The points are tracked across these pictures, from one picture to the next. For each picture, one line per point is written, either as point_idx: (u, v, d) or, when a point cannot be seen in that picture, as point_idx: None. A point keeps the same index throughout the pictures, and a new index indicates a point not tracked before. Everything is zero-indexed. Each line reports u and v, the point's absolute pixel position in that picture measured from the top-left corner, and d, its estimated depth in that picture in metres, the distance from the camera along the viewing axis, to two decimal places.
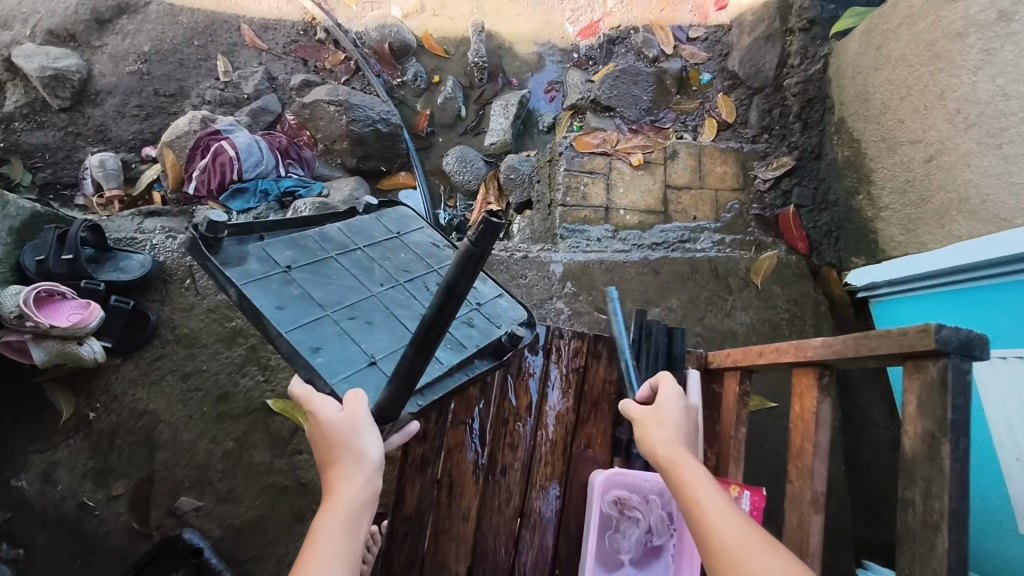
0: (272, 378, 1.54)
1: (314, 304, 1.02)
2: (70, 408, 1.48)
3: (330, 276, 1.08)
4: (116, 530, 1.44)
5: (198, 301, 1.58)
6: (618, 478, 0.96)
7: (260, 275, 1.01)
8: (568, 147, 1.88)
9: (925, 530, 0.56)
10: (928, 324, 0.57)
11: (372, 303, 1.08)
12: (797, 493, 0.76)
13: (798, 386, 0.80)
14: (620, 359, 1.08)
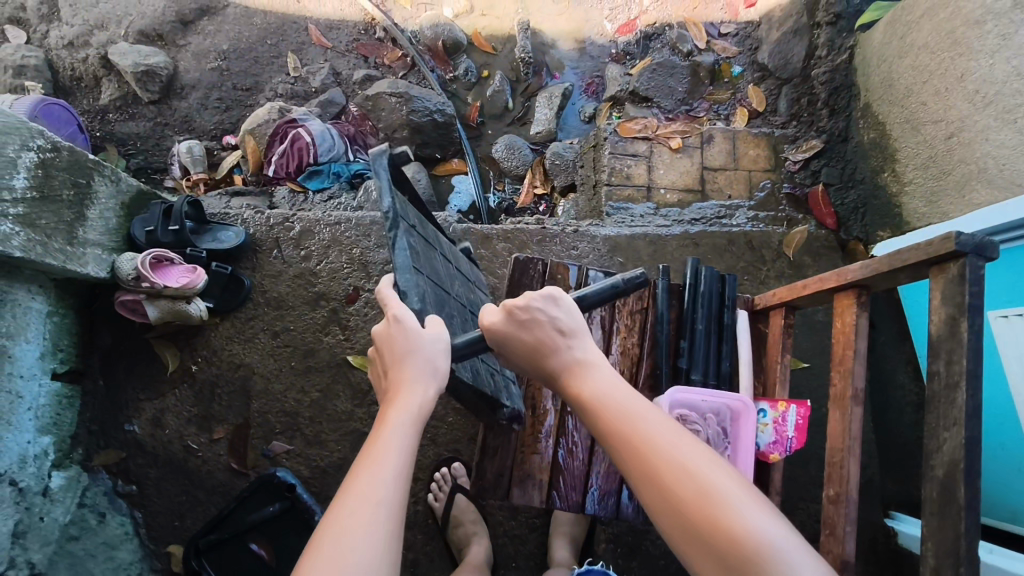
0: (352, 337, 1.71)
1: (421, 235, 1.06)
2: (175, 361, 1.67)
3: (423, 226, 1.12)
4: (218, 468, 1.63)
5: (285, 268, 1.75)
6: (681, 395, 1.11)
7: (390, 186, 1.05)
8: (613, 133, 2.04)
9: (950, 392, 0.72)
10: (950, 233, 0.72)
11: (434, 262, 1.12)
12: (841, 393, 0.92)
13: (839, 306, 0.95)
14: (680, 301, 1.24)
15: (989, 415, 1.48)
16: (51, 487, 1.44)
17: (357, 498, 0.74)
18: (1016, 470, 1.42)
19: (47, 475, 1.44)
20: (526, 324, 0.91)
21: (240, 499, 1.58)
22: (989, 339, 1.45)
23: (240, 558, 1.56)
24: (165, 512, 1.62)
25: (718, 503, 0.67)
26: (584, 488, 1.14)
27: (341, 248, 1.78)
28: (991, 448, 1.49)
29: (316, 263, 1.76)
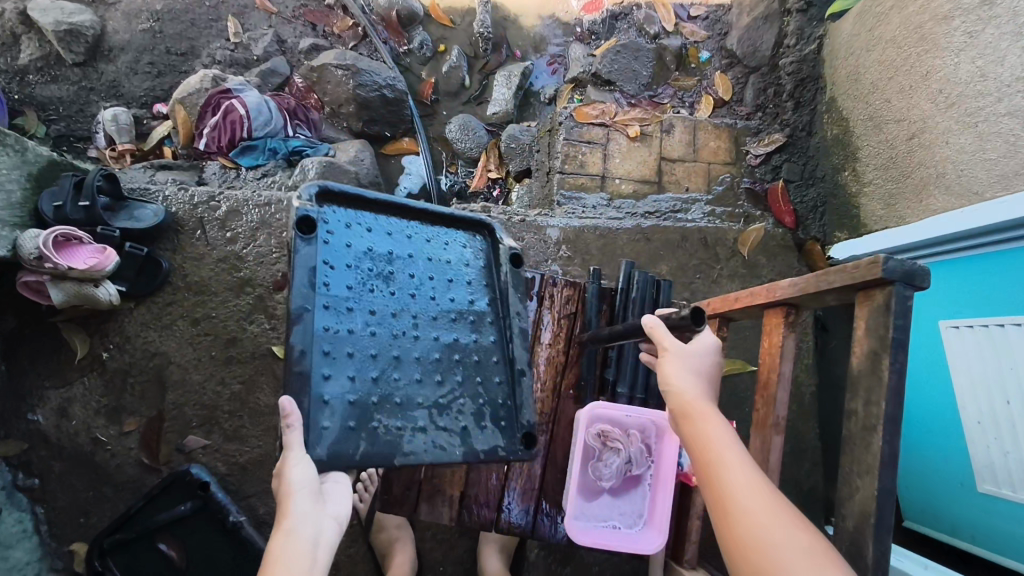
0: (278, 326, 1.62)
1: (467, 325, 1.05)
2: (85, 348, 1.56)
3: (367, 230, 1.01)
4: (128, 463, 1.54)
5: (208, 251, 1.64)
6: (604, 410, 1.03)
7: (488, 259, 1.12)
8: (569, 117, 1.93)
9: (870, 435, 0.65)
10: (877, 257, 0.64)
11: (327, 300, 0.93)
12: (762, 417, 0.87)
13: (769, 322, 0.87)
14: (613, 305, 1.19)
15: (933, 426, 1.44)
16: None
17: None
18: (956, 482, 1.38)
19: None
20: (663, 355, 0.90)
21: (150, 498, 1.49)
22: (938, 349, 1.41)
23: (145, 560, 1.48)
24: (70, 508, 1.53)
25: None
26: (497, 504, 1.07)
27: (270, 231, 1.67)
28: (932, 458, 1.44)
29: (242, 246, 1.65)
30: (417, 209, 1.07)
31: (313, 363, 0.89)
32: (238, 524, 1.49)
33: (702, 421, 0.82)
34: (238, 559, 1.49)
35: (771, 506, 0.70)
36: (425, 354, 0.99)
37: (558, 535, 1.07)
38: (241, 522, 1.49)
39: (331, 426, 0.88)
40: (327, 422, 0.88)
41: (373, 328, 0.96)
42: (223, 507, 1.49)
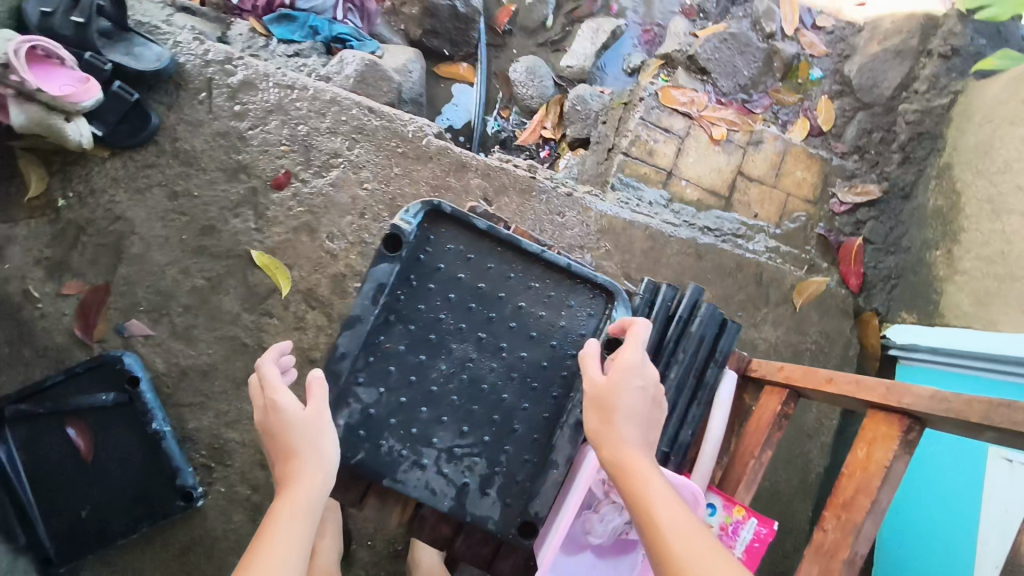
0: (264, 230, 1.40)
1: (523, 388, 0.85)
2: (40, 187, 1.35)
3: (468, 257, 0.87)
4: (57, 330, 1.35)
5: (209, 119, 1.40)
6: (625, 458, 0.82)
7: (593, 325, 0.87)
8: (652, 96, 1.66)
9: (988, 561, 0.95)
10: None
11: (393, 311, 0.85)
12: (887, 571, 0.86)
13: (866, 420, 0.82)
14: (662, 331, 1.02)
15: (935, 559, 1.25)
16: None
17: (267, 552, 0.66)
18: None
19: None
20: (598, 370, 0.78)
21: (69, 377, 1.31)
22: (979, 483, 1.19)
23: (45, 441, 1.31)
24: None
25: None
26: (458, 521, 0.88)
27: (284, 119, 1.42)
28: None
29: (248, 126, 1.41)
30: (525, 248, 0.87)
31: (351, 366, 0.83)
32: (159, 434, 1.31)
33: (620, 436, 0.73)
34: (148, 471, 1.31)
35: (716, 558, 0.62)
36: (462, 405, 0.84)
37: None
38: (163, 432, 1.31)
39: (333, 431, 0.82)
40: (339, 420, 0.82)
41: (421, 360, 0.85)
42: (146, 411, 1.31)
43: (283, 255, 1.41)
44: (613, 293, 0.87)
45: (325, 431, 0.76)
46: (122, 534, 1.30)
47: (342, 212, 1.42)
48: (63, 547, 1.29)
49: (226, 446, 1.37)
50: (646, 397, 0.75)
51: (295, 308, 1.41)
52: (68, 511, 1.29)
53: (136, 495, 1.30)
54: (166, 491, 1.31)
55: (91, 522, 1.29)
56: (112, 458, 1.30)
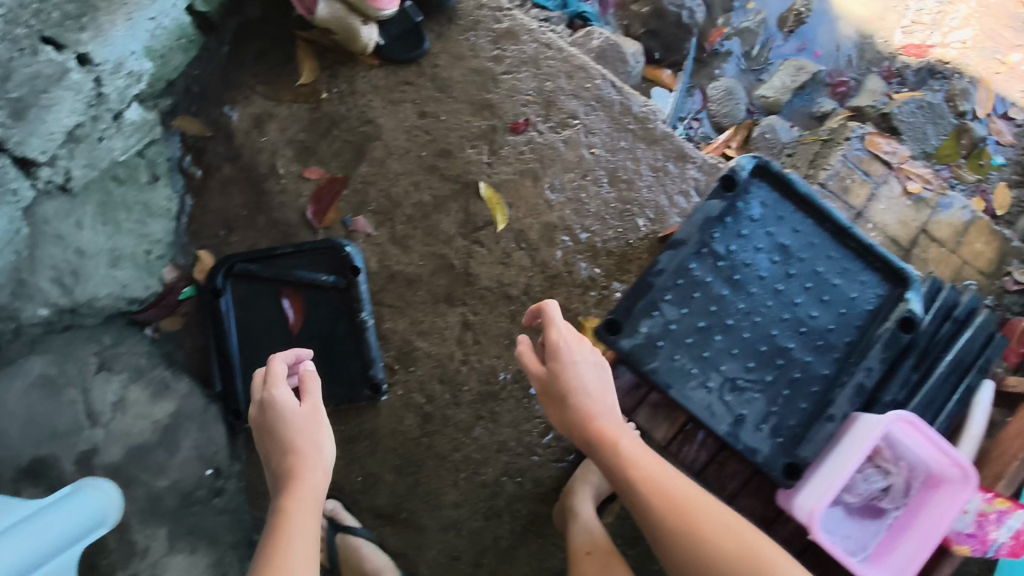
0: (495, 166, 1.49)
1: (805, 339, 1.05)
2: (310, 78, 1.47)
3: (778, 217, 1.07)
4: (290, 207, 1.45)
5: (470, 55, 1.51)
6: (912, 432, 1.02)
7: (877, 304, 1.05)
8: (857, 138, 1.76)
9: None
10: None
11: (714, 248, 1.06)
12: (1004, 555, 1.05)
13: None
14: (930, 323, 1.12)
15: None
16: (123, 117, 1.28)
17: (297, 527, 0.87)
18: None
19: (126, 101, 1.28)
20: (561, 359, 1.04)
21: (296, 251, 1.40)
22: None
23: (261, 305, 1.41)
24: (215, 216, 1.44)
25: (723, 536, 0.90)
26: None
27: (535, 72, 1.52)
28: None
29: (503, 70, 1.52)
30: (832, 221, 1.06)
31: (668, 284, 1.05)
32: (364, 324, 1.40)
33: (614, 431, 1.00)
34: (345, 356, 1.41)
35: (715, 515, 0.92)
36: (750, 342, 1.05)
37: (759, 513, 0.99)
38: (368, 324, 1.40)
39: (636, 336, 1.04)
40: (647, 326, 1.04)
41: (725, 295, 1.05)
42: (358, 301, 1.39)
43: (505, 194, 1.49)
44: (906, 281, 1.04)
45: (327, 444, 0.97)
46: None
47: (566, 168, 1.51)
48: (254, 405, 1.39)
49: (412, 353, 1.46)
50: (597, 375, 1.05)
51: (503, 244, 1.49)
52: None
53: (330, 374, 1.40)
54: (356, 378, 1.41)
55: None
56: (317, 335, 1.40)
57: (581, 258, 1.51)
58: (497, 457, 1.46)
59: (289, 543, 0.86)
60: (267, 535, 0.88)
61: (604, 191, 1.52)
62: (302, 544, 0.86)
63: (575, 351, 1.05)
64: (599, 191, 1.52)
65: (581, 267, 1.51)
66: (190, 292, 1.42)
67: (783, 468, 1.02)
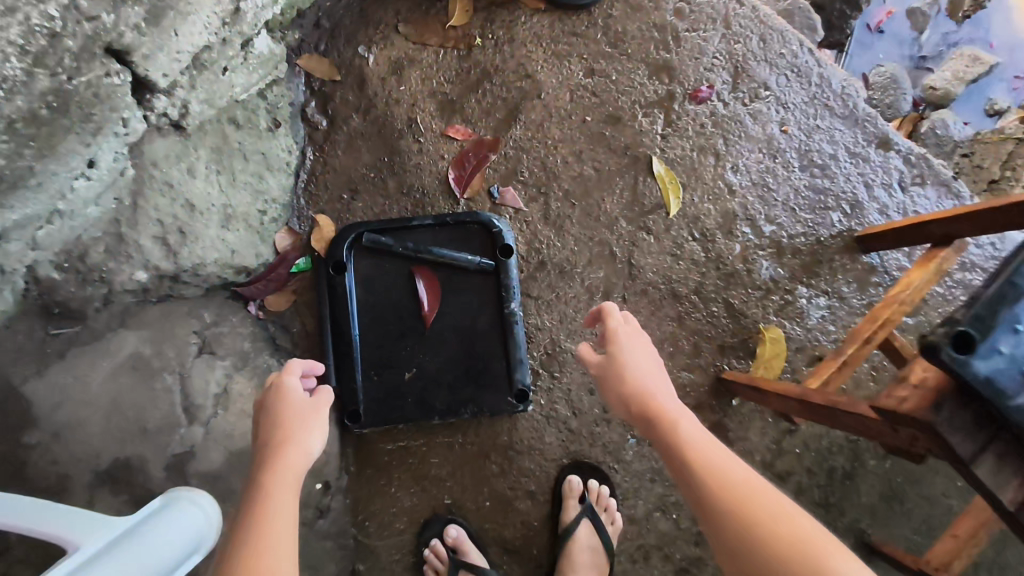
0: (669, 139, 1.26)
1: None
2: (461, 19, 1.24)
3: None
4: (429, 171, 1.21)
5: (649, 6, 1.28)
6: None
7: None
8: None
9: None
10: None
11: None
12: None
13: None
14: None
15: None
16: (254, 46, 1.05)
17: (269, 506, 0.72)
18: None
19: (258, 27, 1.03)
20: (615, 345, 0.93)
21: (434, 225, 1.17)
22: None
23: (389, 286, 1.16)
24: (339, 176, 1.21)
25: (798, 531, 0.68)
26: None
27: (723, 31, 1.29)
28: None
29: (686, 26, 1.28)
30: None
31: None
32: (514, 317, 1.16)
33: (670, 410, 0.84)
34: (486, 355, 1.16)
35: (779, 503, 0.71)
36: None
37: None
38: (519, 317, 1.16)
39: (993, 358, 0.64)
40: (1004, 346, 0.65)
41: None
42: (506, 289, 1.16)
43: (680, 172, 1.26)
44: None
45: (322, 424, 0.83)
46: (442, 414, 1.14)
47: (752, 147, 1.27)
48: (375, 408, 1.14)
49: (561, 356, 1.21)
50: (651, 357, 0.93)
51: (674, 232, 1.25)
52: (392, 369, 1.15)
53: (467, 377, 1.15)
54: (498, 384, 1.16)
55: (414, 390, 1.15)
56: (455, 328, 1.15)
57: (763, 255, 1.27)
58: (652, 488, 1.22)
59: (263, 530, 0.70)
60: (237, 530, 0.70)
61: (794, 177, 1.28)
62: (273, 529, 0.71)
63: (631, 337, 0.93)
64: (788, 177, 1.28)
65: (763, 265, 1.27)
66: (303, 263, 1.19)
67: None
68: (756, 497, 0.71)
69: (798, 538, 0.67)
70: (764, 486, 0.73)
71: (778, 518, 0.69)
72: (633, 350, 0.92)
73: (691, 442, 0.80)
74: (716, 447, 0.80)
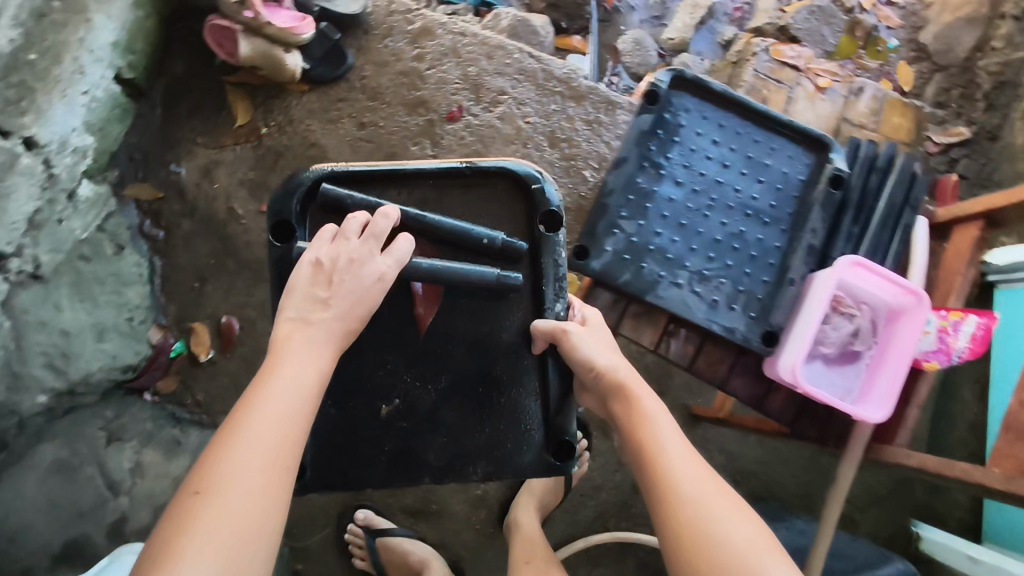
0: (440, 156, 1.56)
1: (757, 222, 1.01)
2: (245, 118, 1.52)
3: (702, 114, 1.03)
4: (257, 243, 1.49)
5: (392, 60, 1.57)
6: (857, 270, 0.95)
7: (812, 172, 1.03)
8: (763, 52, 1.87)
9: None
10: None
11: (644, 160, 1.01)
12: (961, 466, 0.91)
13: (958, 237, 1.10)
14: (887, 187, 1.06)
15: None
16: (77, 193, 1.28)
17: (228, 472, 0.70)
18: None
19: (76, 178, 1.26)
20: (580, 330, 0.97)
21: (439, 177, 0.99)
22: None
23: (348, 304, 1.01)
24: (186, 270, 1.47)
25: (722, 529, 0.75)
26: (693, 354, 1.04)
27: (457, 61, 1.59)
28: None
29: (426, 66, 1.58)
30: (751, 105, 1.03)
31: (617, 200, 1.00)
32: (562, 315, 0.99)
33: (643, 409, 0.87)
34: (486, 389, 1.01)
35: (727, 513, 0.77)
36: (708, 236, 1.00)
37: (745, 393, 1.04)
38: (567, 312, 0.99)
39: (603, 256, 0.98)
40: (607, 247, 0.98)
41: (672, 199, 1.01)
42: (543, 282, 0.99)
43: None
44: (829, 145, 1.03)
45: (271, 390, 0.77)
46: (433, 473, 1.00)
47: (508, 141, 1.58)
48: (332, 458, 1.00)
49: None
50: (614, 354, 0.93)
51: None
52: (366, 402, 1.00)
53: (465, 426, 1.01)
54: (490, 426, 1.01)
55: (390, 437, 1.00)
56: (451, 346, 1.00)
57: None
58: None
59: (212, 493, 0.69)
60: (226, 427, 0.74)
61: (547, 154, 1.60)
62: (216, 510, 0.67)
63: (596, 344, 0.93)
64: (542, 155, 1.59)
65: None
66: (178, 347, 1.44)
67: (761, 337, 0.99)
68: (692, 498, 0.78)
69: (712, 547, 0.74)
70: (703, 488, 0.79)
71: (709, 521, 0.76)
72: (599, 339, 0.94)
73: (653, 436, 0.85)
74: (679, 454, 0.83)
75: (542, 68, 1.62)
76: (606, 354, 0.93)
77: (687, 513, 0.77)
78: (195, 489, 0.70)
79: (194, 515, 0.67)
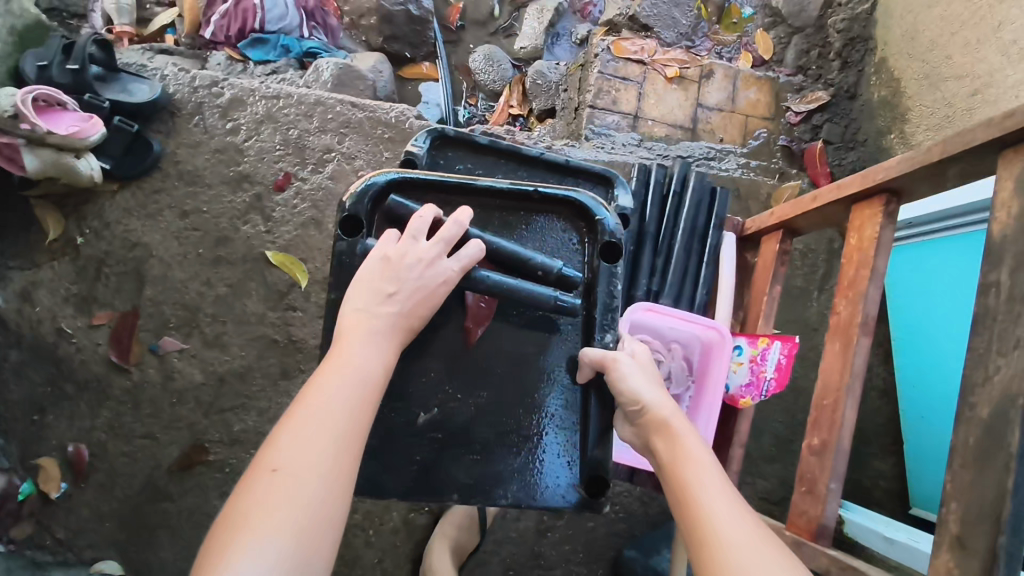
0: (275, 231, 1.48)
1: None
2: (57, 229, 1.42)
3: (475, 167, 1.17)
4: (94, 360, 1.41)
5: (205, 139, 1.49)
6: (654, 314, 1.19)
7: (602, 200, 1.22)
8: (605, 50, 1.78)
9: (1016, 471, 0.68)
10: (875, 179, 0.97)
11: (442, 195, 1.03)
12: (808, 526, 1.00)
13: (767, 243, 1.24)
14: (676, 211, 1.34)
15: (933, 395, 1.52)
16: None
17: (292, 465, 0.69)
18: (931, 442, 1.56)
19: None
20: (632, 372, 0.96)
21: (503, 198, 1.04)
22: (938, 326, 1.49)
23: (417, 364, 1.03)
24: (22, 404, 1.38)
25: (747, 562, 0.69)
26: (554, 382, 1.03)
27: (276, 126, 1.51)
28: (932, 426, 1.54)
29: (243, 138, 1.50)
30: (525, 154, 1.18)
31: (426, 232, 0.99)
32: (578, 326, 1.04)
33: (683, 440, 0.84)
34: (525, 408, 1.03)
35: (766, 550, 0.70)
36: None
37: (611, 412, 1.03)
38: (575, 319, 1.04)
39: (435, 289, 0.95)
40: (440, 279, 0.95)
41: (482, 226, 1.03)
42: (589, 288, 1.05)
43: (296, 251, 1.48)
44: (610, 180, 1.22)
45: (343, 380, 0.78)
46: (461, 491, 1.01)
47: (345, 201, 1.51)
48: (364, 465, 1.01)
49: None
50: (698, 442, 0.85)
51: (316, 297, 1.48)
52: (405, 410, 1.01)
53: (500, 443, 1.02)
54: (525, 449, 1.03)
55: (421, 449, 1.01)
56: (491, 365, 1.03)
57: None
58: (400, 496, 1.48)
59: (278, 490, 0.67)
60: (293, 412, 0.74)
61: None
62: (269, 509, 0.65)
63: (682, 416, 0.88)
64: None
65: None
66: (26, 489, 1.34)
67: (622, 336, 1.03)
68: (728, 531, 0.72)
69: None
70: (735, 517, 0.74)
71: (732, 550, 0.70)
72: (637, 375, 0.93)
73: (691, 469, 0.81)
74: (718, 488, 0.78)
75: (369, 114, 1.55)
76: (631, 383, 0.92)
77: (714, 541, 0.72)
78: (271, 466, 0.69)
79: (253, 491, 0.66)
